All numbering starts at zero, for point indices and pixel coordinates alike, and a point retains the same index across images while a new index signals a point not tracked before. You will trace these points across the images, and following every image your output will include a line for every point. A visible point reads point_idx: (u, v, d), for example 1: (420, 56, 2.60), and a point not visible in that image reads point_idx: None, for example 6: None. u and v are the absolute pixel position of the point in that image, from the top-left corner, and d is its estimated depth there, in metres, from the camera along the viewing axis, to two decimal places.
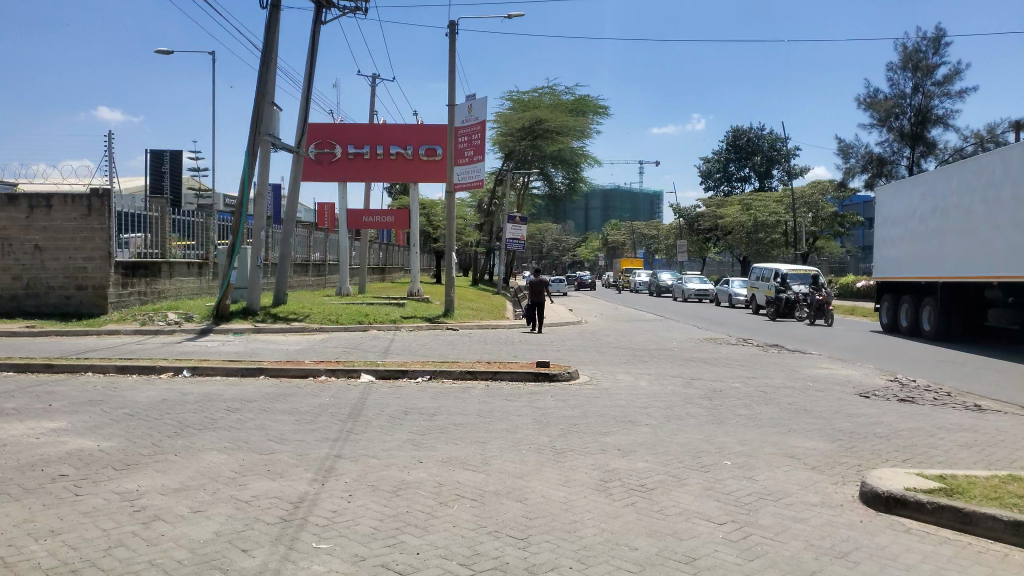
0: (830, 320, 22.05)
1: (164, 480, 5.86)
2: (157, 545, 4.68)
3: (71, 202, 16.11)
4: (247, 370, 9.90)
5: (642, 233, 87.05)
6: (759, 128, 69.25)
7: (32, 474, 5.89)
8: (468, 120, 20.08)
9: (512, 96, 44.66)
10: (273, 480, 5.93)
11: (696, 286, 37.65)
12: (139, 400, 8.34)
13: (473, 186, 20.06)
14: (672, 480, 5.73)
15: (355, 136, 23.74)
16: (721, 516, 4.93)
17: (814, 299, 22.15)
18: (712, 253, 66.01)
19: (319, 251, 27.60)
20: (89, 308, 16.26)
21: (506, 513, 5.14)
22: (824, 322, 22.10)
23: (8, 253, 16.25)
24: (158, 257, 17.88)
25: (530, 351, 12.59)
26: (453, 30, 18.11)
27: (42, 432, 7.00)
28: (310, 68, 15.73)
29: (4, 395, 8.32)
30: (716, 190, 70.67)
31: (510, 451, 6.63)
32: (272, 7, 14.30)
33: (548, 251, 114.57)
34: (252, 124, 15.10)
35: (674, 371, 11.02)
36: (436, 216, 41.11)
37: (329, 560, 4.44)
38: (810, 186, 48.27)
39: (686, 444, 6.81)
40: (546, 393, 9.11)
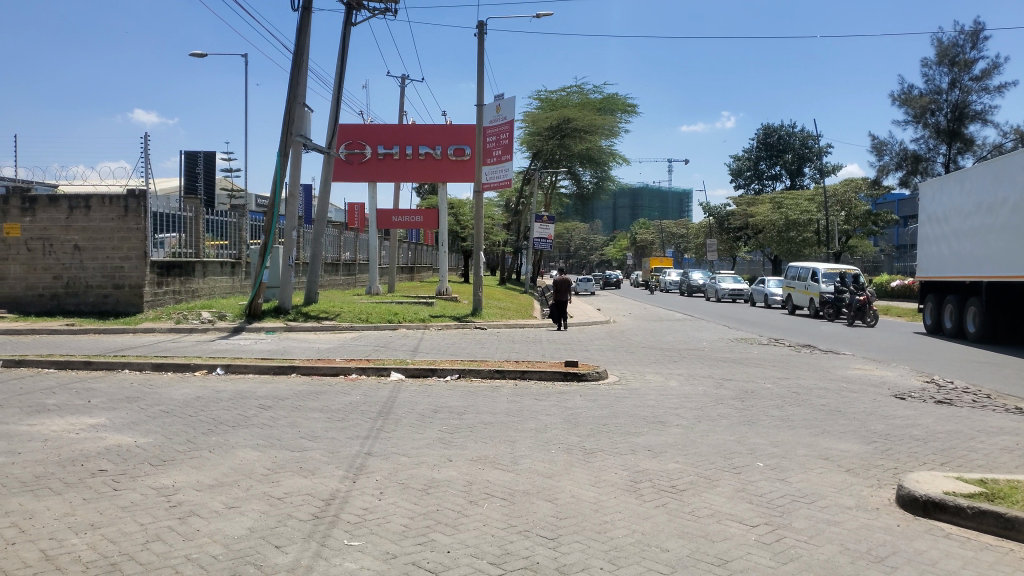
0: (872, 320, 21.58)
1: (198, 477, 5.96)
2: (193, 540, 4.76)
3: (109, 203, 16.45)
4: (280, 368, 10.02)
5: (671, 232, 86.46)
6: (791, 126, 68.43)
7: (72, 469, 6.02)
8: (496, 119, 20.12)
9: (540, 95, 44.68)
10: (305, 478, 6.00)
11: (730, 286, 37.17)
12: (175, 397, 8.49)
13: (501, 186, 20.05)
14: (703, 481, 5.69)
15: (385, 136, 23.90)
16: (754, 518, 4.89)
17: (853, 300, 21.73)
18: (742, 252, 65.31)
19: (349, 251, 27.85)
20: (126, 306, 16.57)
21: (536, 512, 5.14)
22: (866, 323, 21.65)
23: (49, 253, 16.62)
24: (192, 256, 18.18)
25: (559, 350, 12.57)
26: (482, 30, 18.14)
27: (81, 427, 7.16)
28: (340, 70, 15.87)
29: (45, 392, 8.52)
30: (746, 189, 69.94)
31: (540, 450, 6.63)
32: (303, 9, 14.45)
33: (576, 250, 114.27)
34: (284, 126, 15.28)
35: (705, 371, 10.93)
36: (464, 216, 41.26)
37: (361, 557, 4.48)
38: (843, 184, 47.55)
39: (718, 445, 6.76)
40: (575, 393, 9.09)
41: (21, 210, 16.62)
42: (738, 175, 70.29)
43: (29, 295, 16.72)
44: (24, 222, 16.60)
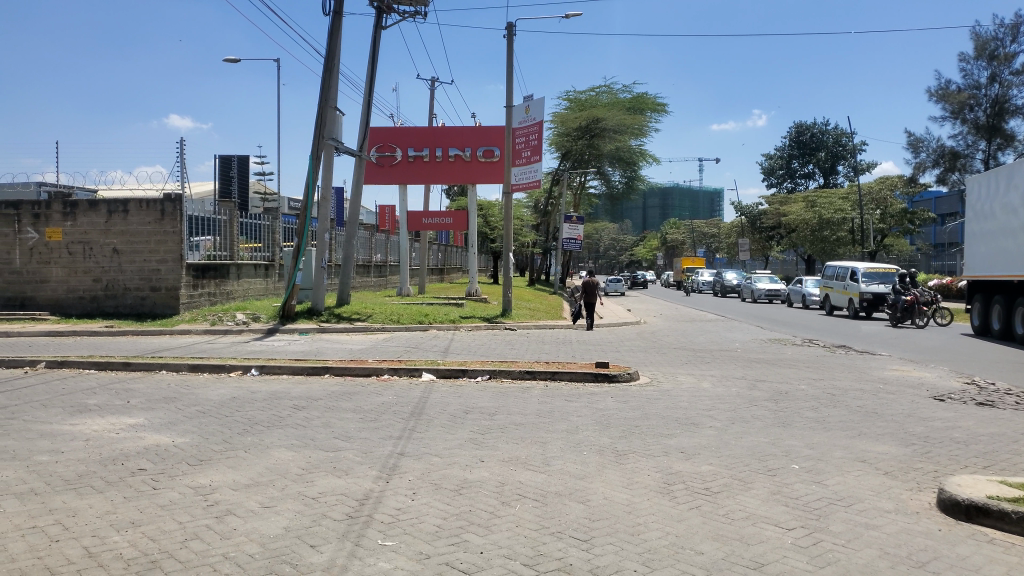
0: (922, 321, 21.07)
1: (235, 476, 6.05)
2: (230, 539, 4.83)
3: (146, 207, 16.78)
4: (314, 369, 10.13)
5: (702, 232, 85.74)
6: (824, 123, 67.46)
7: (113, 468, 6.15)
8: (525, 120, 20.13)
9: (569, 95, 44.62)
10: (339, 478, 6.06)
11: (766, 287, 36.69)
12: (211, 398, 8.63)
13: (530, 186, 20.11)
14: (737, 483, 5.63)
15: (415, 139, 24.05)
16: (790, 522, 4.82)
17: (902, 301, 21.26)
18: (775, 252, 64.52)
19: (380, 252, 28.07)
20: (163, 308, 16.88)
21: (569, 514, 5.13)
22: (917, 324, 21.12)
23: (89, 256, 17.01)
24: (227, 259, 18.46)
25: (590, 352, 12.53)
26: (511, 31, 18.16)
27: (121, 427, 7.31)
28: (371, 73, 15.98)
29: (86, 392, 8.72)
30: (779, 188, 69.10)
31: (571, 452, 6.61)
32: (335, 14, 14.59)
33: (605, 251, 113.84)
34: (315, 130, 15.44)
35: (737, 372, 10.82)
36: (493, 217, 41.35)
37: (395, 557, 4.51)
38: (878, 181, 46.75)
39: (752, 447, 6.69)
40: (606, 394, 9.06)
41: (62, 215, 17.03)
42: (770, 174, 69.42)
43: (70, 297, 17.12)
44: (66, 226, 17.02)
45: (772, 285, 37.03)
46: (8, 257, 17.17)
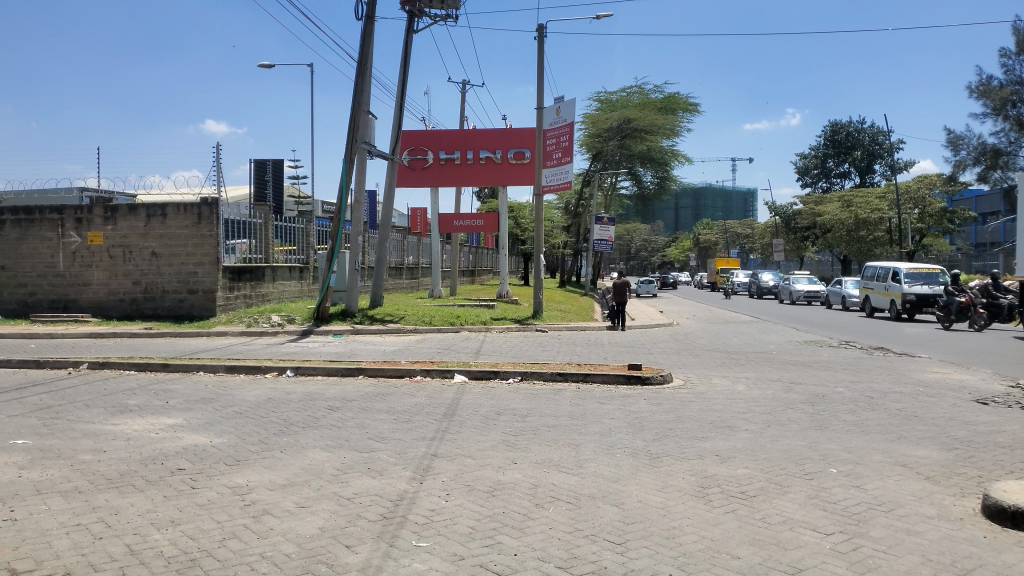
0: (979, 323, 20.41)
1: (271, 476, 6.13)
2: (267, 539, 4.90)
3: (184, 211, 17.11)
4: (348, 370, 10.23)
5: (735, 233, 84.81)
6: (860, 121, 66.34)
7: (153, 467, 6.27)
8: (556, 121, 20.11)
9: (599, 96, 44.50)
10: (373, 478, 6.10)
11: (806, 288, 36.11)
12: (247, 399, 8.75)
13: (562, 188, 20.02)
14: (774, 487, 5.56)
15: (446, 142, 24.18)
16: (829, 526, 4.74)
17: (955, 301, 20.72)
18: (810, 252, 63.55)
19: (412, 255, 28.25)
20: (200, 310, 17.15)
21: (603, 517, 5.10)
22: (972, 326, 20.49)
23: (129, 259, 17.37)
24: (262, 262, 18.72)
25: (622, 353, 12.47)
26: (542, 33, 18.15)
27: (161, 427, 7.45)
28: (403, 76, 16.09)
29: (127, 392, 8.90)
30: (814, 187, 68.08)
31: (605, 455, 6.58)
32: (367, 18, 14.74)
33: (637, 253, 113.12)
34: (349, 134, 15.60)
35: (773, 375, 10.67)
36: (524, 219, 41.37)
37: (429, 558, 4.53)
38: (916, 180, 45.82)
39: (788, 450, 6.59)
40: (639, 396, 9.00)
41: (103, 219, 17.43)
42: (804, 173, 68.41)
43: (111, 300, 17.50)
44: (107, 230, 17.41)
45: (811, 287, 36.41)
46: (51, 261, 17.62)
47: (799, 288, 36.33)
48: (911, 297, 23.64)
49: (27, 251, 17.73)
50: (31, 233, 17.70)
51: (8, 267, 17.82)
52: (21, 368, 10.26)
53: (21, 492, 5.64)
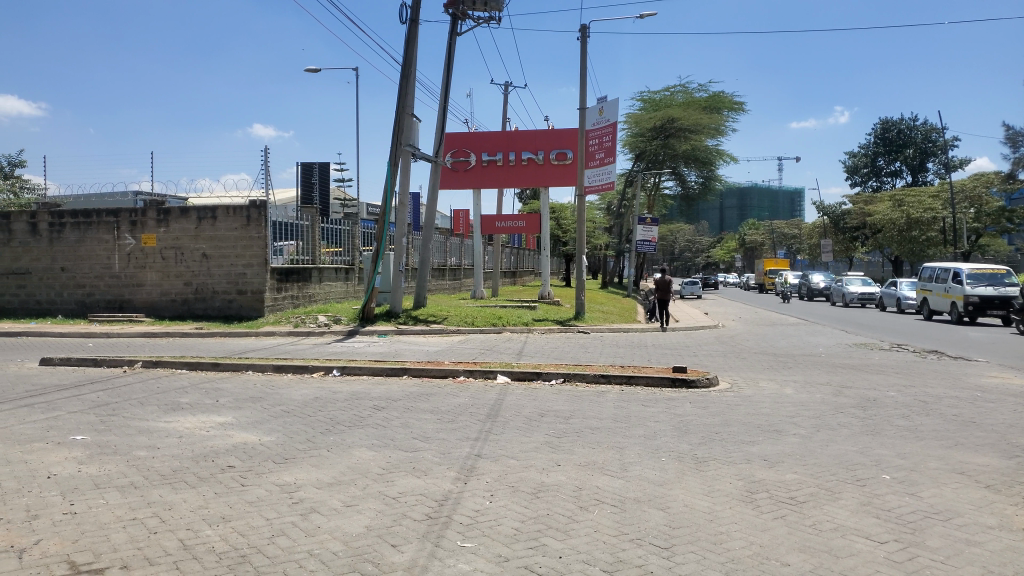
0: None
1: (318, 475, 6.22)
2: (315, 536, 4.97)
3: (233, 213, 17.48)
4: (392, 370, 10.31)
5: (782, 233, 83.43)
6: (912, 119, 64.69)
7: (204, 464, 6.41)
8: (599, 121, 20.02)
9: (643, 96, 44.22)
10: (418, 478, 6.15)
11: (859, 290, 35.25)
12: (295, 398, 8.90)
13: (603, 188, 20.05)
14: (824, 493, 5.43)
15: (489, 143, 24.28)
16: (883, 534, 4.62)
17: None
18: (860, 253, 62.15)
19: (455, 256, 28.42)
20: (249, 311, 17.50)
21: (648, 521, 5.05)
22: None
23: (181, 260, 17.81)
24: (309, 263, 19.04)
25: (666, 356, 12.34)
26: (585, 33, 18.10)
27: (212, 425, 7.62)
28: (446, 79, 16.20)
29: (179, 391, 9.12)
30: (863, 187, 66.58)
31: (650, 458, 6.51)
32: (411, 22, 14.88)
33: (680, 253, 111.97)
34: (394, 136, 15.77)
35: (822, 378, 10.45)
36: (567, 220, 41.30)
37: (474, 559, 4.54)
38: (972, 178, 44.52)
39: (839, 455, 6.44)
40: (684, 399, 8.89)
41: (156, 222, 17.91)
42: (854, 172, 66.89)
43: (163, 300, 17.97)
44: (159, 232, 17.88)
45: (865, 288, 35.52)
46: (108, 263, 18.17)
47: (852, 290, 35.46)
48: (977, 298, 22.85)
49: (84, 253, 18.31)
50: (88, 235, 18.28)
51: (67, 268, 18.43)
52: (79, 366, 10.60)
53: (81, 487, 5.82)
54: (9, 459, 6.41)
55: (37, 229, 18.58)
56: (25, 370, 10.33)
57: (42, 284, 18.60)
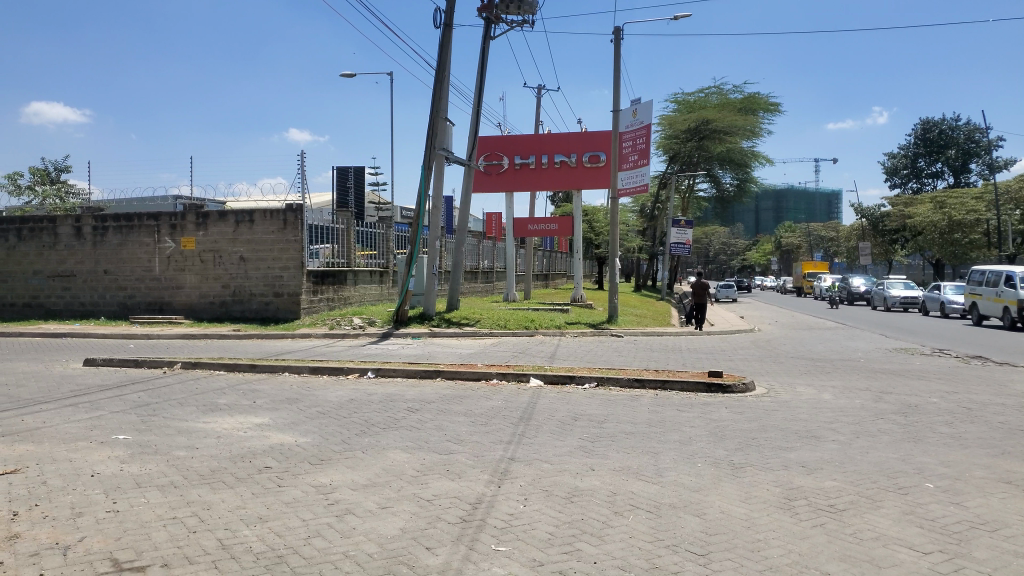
0: None
1: (353, 476, 6.27)
2: (350, 538, 5.00)
3: (270, 217, 17.73)
4: (425, 372, 10.36)
5: (819, 236, 82.15)
6: (954, 119, 63.27)
7: (242, 465, 6.50)
8: (633, 124, 19.90)
9: (676, 97, 43.89)
10: (452, 481, 6.16)
11: (902, 294, 34.51)
12: (330, 399, 8.99)
13: (637, 190, 19.80)
14: (865, 501, 5.32)
15: (522, 146, 24.30)
16: (927, 545, 4.51)
17: None
18: (899, 255, 60.95)
19: (487, 259, 28.49)
20: (285, 313, 17.72)
21: (685, 527, 5.00)
22: None
23: (219, 263, 18.10)
24: (344, 266, 19.24)
25: (701, 360, 12.21)
26: (618, 35, 18.01)
27: (249, 426, 7.72)
28: (480, 82, 16.23)
29: (217, 392, 9.26)
30: (903, 188, 65.28)
31: (685, 464, 6.44)
32: (445, 27, 14.94)
33: (715, 256, 110.84)
34: (427, 141, 15.85)
35: (861, 383, 10.24)
36: (599, 222, 41.16)
37: (508, 563, 4.53)
38: (1017, 179, 43.43)
39: (880, 463, 6.30)
40: (720, 404, 8.77)
41: (196, 225, 18.25)
42: (893, 173, 65.64)
43: (202, 302, 18.29)
44: (198, 235, 18.21)
45: (908, 292, 34.75)
46: (149, 266, 18.56)
47: (894, 294, 34.71)
48: None
49: (126, 255, 18.71)
50: (130, 239, 18.68)
51: (110, 271, 18.85)
52: (121, 366, 10.83)
53: (123, 485, 5.93)
54: (54, 457, 6.57)
55: (82, 233, 19.04)
56: (70, 371, 10.58)
57: (85, 286, 19.06)
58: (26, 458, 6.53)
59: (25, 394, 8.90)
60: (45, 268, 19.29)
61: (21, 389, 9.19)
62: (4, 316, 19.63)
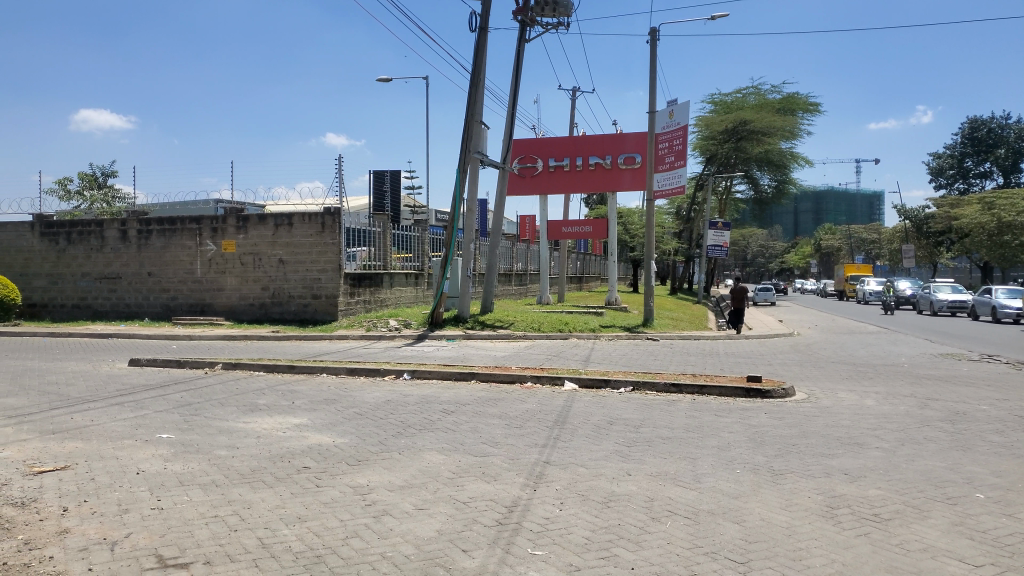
0: None
1: (390, 477, 6.31)
2: (387, 539, 5.03)
3: (309, 220, 17.96)
4: (461, 374, 10.39)
5: (861, 237, 80.59)
6: (1003, 117, 61.58)
7: (281, 464, 6.59)
8: (669, 125, 19.73)
9: (713, 98, 43.48)
10: (488, 483, 6.16)
11: (950, 298, 33.67)
12: (367, 401, 9.06)
13: (675, 193, 19.55)
14: (911, 511, 5.20)
15: (556, 149, 24.27)
16: (977, 557, 4.39)
17: None
18: (945, 258, 59.54)
19: (521, 261, 28.53)
20: (323, 315, 17.94)
21: (724, 534, 4.94)
22: None
23: (259, 266, 18.39)
24: (381, 268, 19.42)
25: (739, 364, 12.06)
26: (655, 36, 17.89)
27: (288, 426, 7.82)
28: (515, 85, 16.25)
29: (257, 392, 9.41)
30: (949, 189, 63.75)
31: (724, 470, 6.36)
32: (481, 30, 15.00)
33: (753, 258, 109.46)
34: (462, 144, 15.92)
35: (906, 390, 10.01)
36: (635, 224, 40.93)
37: (545, 567, 4.52)
38: None
39: (927, 472, 6.15)
40: (759, 410, 8.65)
41: (236, 228, 18.58)
42: (939, 174, 64.16)
43: (242, 304, 18.60)
44: (239, 238, 18.53)
45: (956, 295, 33.89)
46: (191, 268, 18.93)
47: (942, 298, 33.85)
48: None
49: (169, 258, 19.12)
50: (173, 242, 19.08)
51: (153, 273, 19.28)
52: (164, 366, 11.07)
53: (167, 483, 6.06)
54: (102, 455, 6.73)
55: (127, 236, 19.51)
56: (116, 370, 10.84)
57: (130, 288, 19.52)
58: (75, 455, 6.70)
59: (73, 393, 9.13)
60: (92, 270, 19.81)
61: (69, 388, 9.44)
62: (53, 317, 20.20)
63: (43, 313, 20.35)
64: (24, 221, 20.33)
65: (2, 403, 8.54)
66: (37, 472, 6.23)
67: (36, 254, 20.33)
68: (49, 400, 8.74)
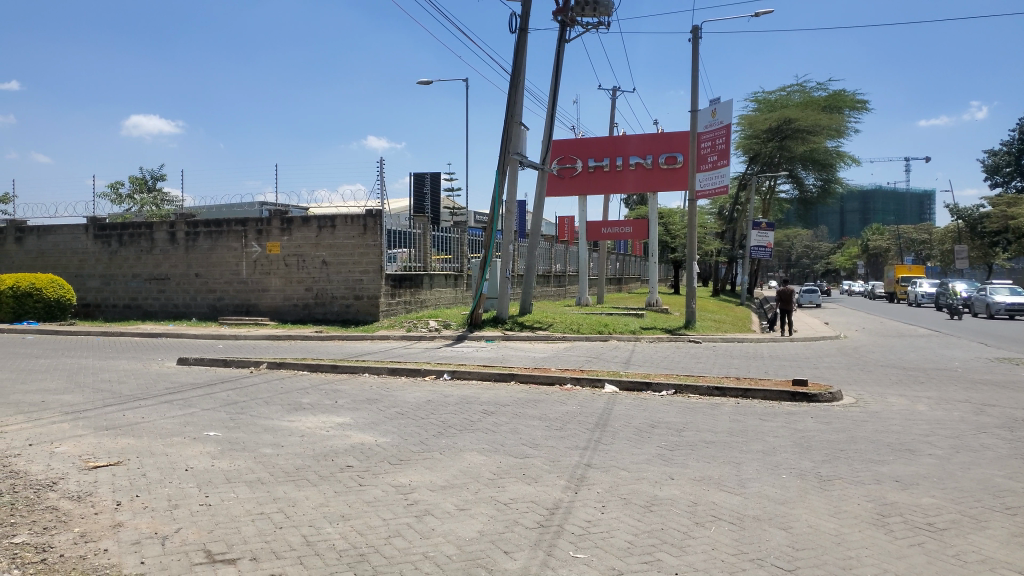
0: None
1: (432, 477, 6.34)
2: (430, 539, 5.06)
3: (351, 222, 18.16)
4: (501, 375, 10.39)
5: (911, 238, 78.57)
6: None
7: (325, 463, 6.67)
8: (711, 124, 19.49)
9: (757, 96, 42.90)
10: (529, 485, 6.15)
11: (1007, 300, 32.59)
12: (408, 400, 9.12)
13: (717, 191, 19.65)
14: (967, 521, 5.04)
15: (596, 149, 24.17)
16: None
17: None
18: (1000, 258, 57.77)
19: (561, 262, 28.48)
20: (365, 315, 18.13)
21: (770, 540, 4.85)
22: None
23: (302, 267, 18.65)
24: (421, 270, 19.58)
25: (784, 368, 11.85)
26: (696, 34, 17.70)
27: (331, 425, 7.92)
28: (555, 85, 16.21)
29: (301, 391, 9.54)
30: (1006, 187, 61.74)
31: (769, 475, 6.25)
32: (521, 31, 15.01)
33: (798, 259, 107.55)
34: (502, 145, 15.94)
35: (960, 395, 9.72)
36: (676, 225, 40.54)
37: (587, 570, 4.49)
38: None
39: (983, 480, 5.96)
40: (805, 414, 8.48)
41: (281, 230, 18.87)
42: (994, 172, 62.23)
43: (287, 304, 18.91)
44: (283, 240, 18.82)
45: (1013, 298, 32.79)
46: (237, 269, 19.31)
47: (998, 300, 32.79)
48: None
49: (216, 259, 19.51)
50: (220, 244, 19.47)
51: (201, 274, 19.70)
52: (211, 365, 11.30)
53: (214, 480, 6.18)
54: (152, 451, 6.89)
55: (176, 238, 19.97)
56: (165, 369, 11.11)
57: (179, 289, 19.98)
58: (127, 451, 6.88)
59: (125, 391, 9.38)
60: (143, 271, 20.33)
61: (121, 386, 9.70)
62: (105, 316, 20.78)
63: (96, 313, 20.94)
64: (78, 224, 20.95)
65: (59, 399, 8.81)
66: (91, 467, 6.41)
67: (90, 256, 20.93)
68: (102, 397, 8.99)
